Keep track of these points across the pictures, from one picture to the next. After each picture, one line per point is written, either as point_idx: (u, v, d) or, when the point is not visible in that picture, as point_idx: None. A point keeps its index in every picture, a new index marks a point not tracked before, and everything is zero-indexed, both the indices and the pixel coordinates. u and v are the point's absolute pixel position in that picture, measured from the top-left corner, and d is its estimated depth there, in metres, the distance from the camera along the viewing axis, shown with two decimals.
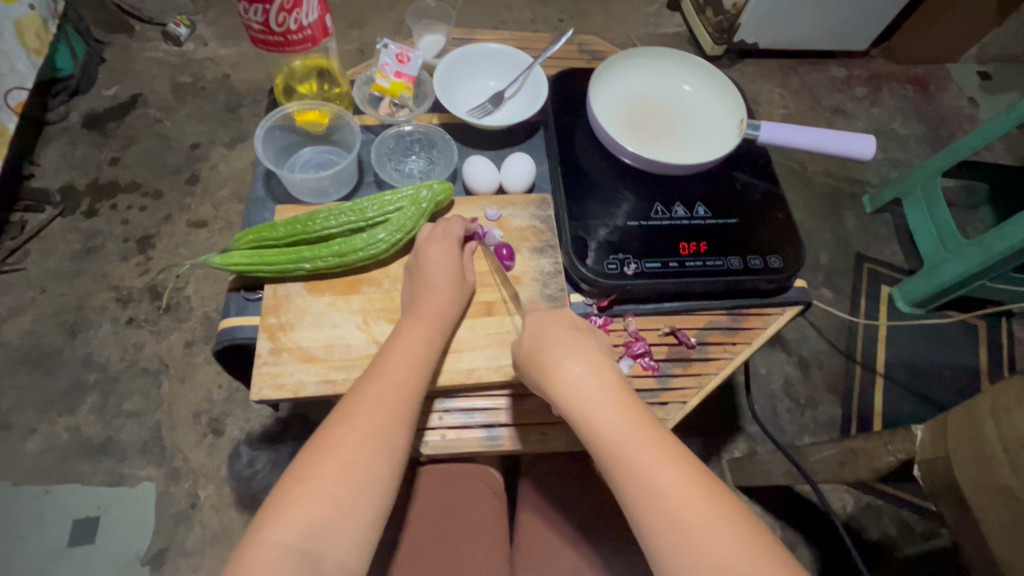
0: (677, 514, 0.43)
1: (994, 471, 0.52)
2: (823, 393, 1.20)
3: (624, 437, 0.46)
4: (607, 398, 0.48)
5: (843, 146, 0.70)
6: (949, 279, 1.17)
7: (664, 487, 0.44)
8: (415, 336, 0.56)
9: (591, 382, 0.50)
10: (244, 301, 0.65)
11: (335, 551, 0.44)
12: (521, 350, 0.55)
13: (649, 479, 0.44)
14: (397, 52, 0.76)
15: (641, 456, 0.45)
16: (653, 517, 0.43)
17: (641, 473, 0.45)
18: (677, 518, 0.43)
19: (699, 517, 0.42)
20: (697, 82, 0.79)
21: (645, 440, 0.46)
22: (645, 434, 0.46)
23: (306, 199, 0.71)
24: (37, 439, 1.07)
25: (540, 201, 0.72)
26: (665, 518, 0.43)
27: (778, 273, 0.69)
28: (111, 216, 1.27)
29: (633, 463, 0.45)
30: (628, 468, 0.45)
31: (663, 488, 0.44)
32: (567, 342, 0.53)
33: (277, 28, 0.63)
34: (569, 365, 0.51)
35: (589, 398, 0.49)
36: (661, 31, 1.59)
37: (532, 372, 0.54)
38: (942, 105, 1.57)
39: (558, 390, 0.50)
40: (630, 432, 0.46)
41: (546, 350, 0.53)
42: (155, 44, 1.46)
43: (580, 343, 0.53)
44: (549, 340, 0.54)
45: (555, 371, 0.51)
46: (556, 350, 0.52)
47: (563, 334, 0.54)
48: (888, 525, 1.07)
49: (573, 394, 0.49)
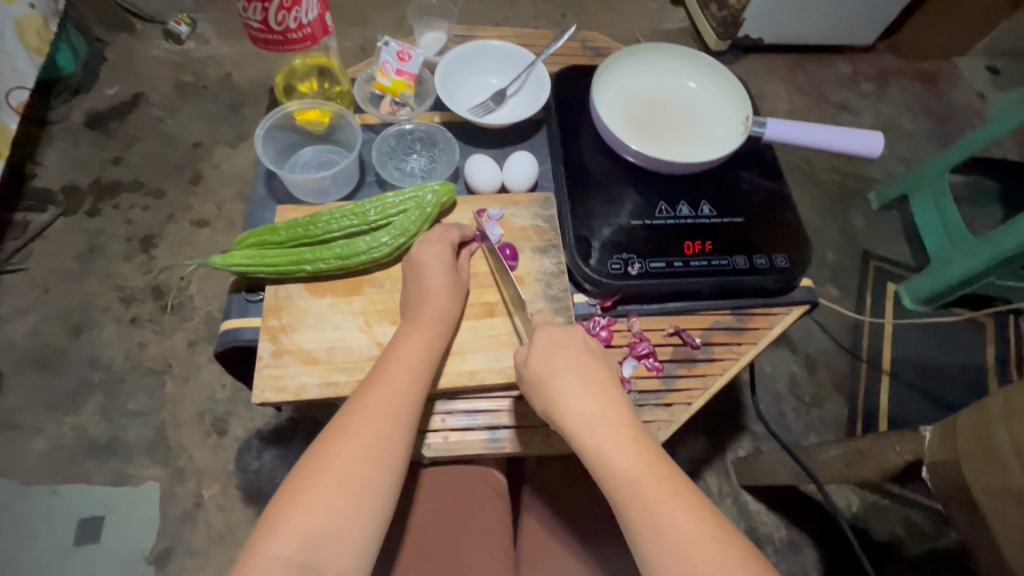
0: (685, 548, 0.44)
1: (1006, 473, 0.51)
2: (830, 391, 1.19)
3: (635, 471, 0.47)
4: (616, 431, 0.49)
5: (850, 144, 0.69)
6: (956, 276, 1.16)
7: (673, 521, 0.45)
8: (423, 352, 0.56)
9: (600, 412, 0.50)
10: (246, 302, 0.65)
11: (334, 565, 0.44)
12: (527, 369, 0.55)
13: (658, 513, 0.45)
14: (398, 50, 0.75)
15: (652, 489, 0.46)
16: (659, 549, 0.44)
17: (650, 506, 0.45)
18: (686, 551, 0.43)
19: (705, 549, 0.43)
20: (702, 80, 0.78)
21: (653, 474, 0.47)
22: (657, 471, 0.47)
23: (307, 199, 0.71)
24: (42, 439, 1.07)
25: (543, 200, 0.71)
26: (674, 550, 0.44)
27: (784, 272, 0.68)
28: (114, 216, 1.27)
29: (644, 498, 0.46)
30: (640, 502, 0.46)
31: (672, 522, 0.44)
32: (579, 368, 0.53)
33: (277, 27, 0.62)
34: (579, 396, 0.51)
35: (599, 431, 0.49)
36: (665, 26, 1.57)
37: (537, 395, 0.54)
38: (950, 100, 1.55)
39: (567, 420, 0.51)
40: (641, 466, 0.47)
41: (557, 375, 0.53)
42: (156, 42, 1.46)
43: (590, 368, 0.54)
44: (559, 363, 0.54)
45: (564, 400, 0.51)
46: (566, 375, 0.53)
47: (573, 357, 0.54)
48: (896, 524, 1.06)
49: (582, 422, 0.50)
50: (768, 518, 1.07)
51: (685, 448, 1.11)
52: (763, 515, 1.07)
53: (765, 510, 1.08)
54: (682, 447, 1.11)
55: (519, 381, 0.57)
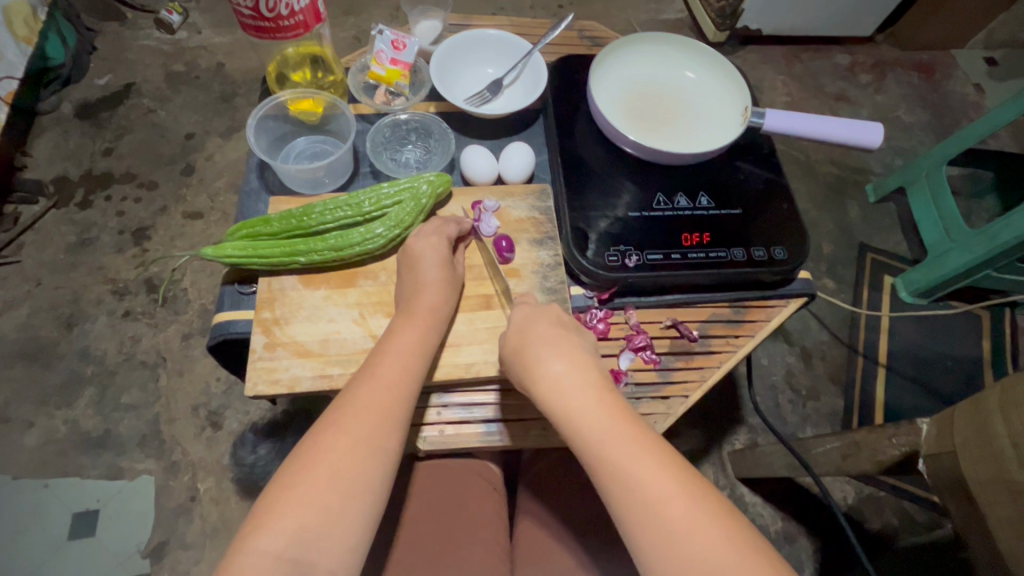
0: (658, 507, 0.43)
1: (1001, 465, 0.51)
2: (825, 383, 1.19)
3: (606, 434, 0.47)
4: (587, 397, 0.49)
5: (851, 136, 0.68)
6: (953, 269, 1.16)
7: (644, 480, 0.44)
8: (414, 337, 0.55)
9: (573, 380, 0.50)
10: (238, 295, 0.64)
11: (326, 558, 0.43)
12: (506, 345, 0.56)
13: (630, 474, 0.44)
14: (393, 39, 0.73)
15: (624, 452, 0.45)
16: (634, 512, 0.43)
17: (622, 468, 0.45)
18: (659, 512, 0.43)
19: (683, 513, 0.43)
20: (701, 70, 0.77)
21: (625, 436, 0.46)
22: (630, 435, 0.46)
23: (301, 189, 0.70)
24: (35, 433, 1.06)
25: (540, 191, 0.70)
26: (647, 510, 0.43)
27: (781, 265, 0.67)
28: (106, 208, 1.25)
29: (615, 463, 0.45)
30: (613, 466, 0.45)
31: (644, 483, 0.44)
32: (552, 342, 0.53)
33: (268, 13, 0.61)
34: (551, 367, 0.51)
35: (571, 399, 0.49)
36: (662, 17, 1.56)
37: (516, 372, 0.54)
38: (947, 92, 1.55)
39: (541, 393, 0.51)
40: (613, 431, 0.47)
41: (531, 352, 0.53)
42: (148, 31, 1.44)
43: (564, 342, 0.54)
44: (534, 339, 0.54)
45: (538, 373, 0.51)
46: (540, 349, 0.53)
47: (548, 332, 0.54)
48: (890, 516, 1.06)
49: (555, 392, 0.50)
50: (764, 510, 1.07)
51: (681, 440, 1.11)
52: (758, 507, 1.08)
53: (761, 502, 1.08)
54: (679, 439, 1.11)
55: (502, 360, 0.57)
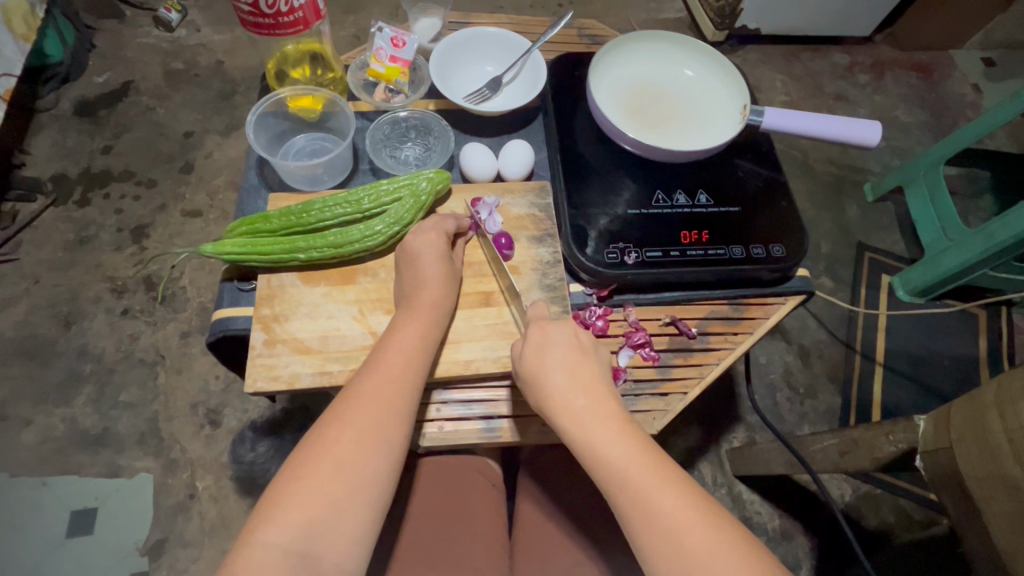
0: (677, 532, 0.44)
1: (998, 461, 0.52)
2: (824, 382, 1.19)
3: (628, 463, 0.48)
4: (606, 423, 0.50)
5: (848, 133, 0.69)
6: (950, 268, 1.17)
7: (666, 507, 0.45)
8: (415, 337, 0.55)
9: (592, 405, 0.51)
10: (237, 291, 0.64)
11: (332, 553, 0.43)
12: (521, 363, 0.56)
13: (651, 503, 0.46)
14: (392, 36, 0.73)
15: (646, 480, 0.47)
16: (654, 537, 0.44)
17: (645, 495, 0.46)
18: (679, 538, 0.44)
19: (700, 536, 0.44)
20: (699, 67, 0.77)
21: (645, 463, 0.47)
22: (647, 460, 0.48)
23: (301, 186, 0.70)
24: (33, 431, 1.06)
25: (539, 189, 0.70)
26: (667, 536, 0.44)
27: (780, 262, 0.68)
28: (104, 206, 1.25)
29: (634, 488, 0.46)
30: (634, 492, 0.46)
31: (666, 509, 0.45)
32: (571, 364, 0.54)
33: (267, 10, 0.61)
34: (572, 391, 0.52)
35: (590, 424, 0.50)
36: (662, 16, 1.56)
37: (531, 392, 0.54)
38: (945, 92, 1.55)
39: (558, 415, 0.52)
40: (635, 458, 0.48)
41: (549, 372, 0.53)
42: (147, 29, 1.44)
43: (580, 362, 0.54)
44: (552, 360, 0.54)
45: (555, 395, 0.52)
46: (559, 371, 0.53)
47: (566, 352, 0.54)
48: (887, 513, 1.07)
49: (571, 417, 0.51)
50: (762, 508, 1.08)
51: (680, 438, 1.11)
52: (756, 505, 1.08)
53: (759, 500, 1.08)
54: (678, 437, 1.11)
55: (515, 377, 0.57)
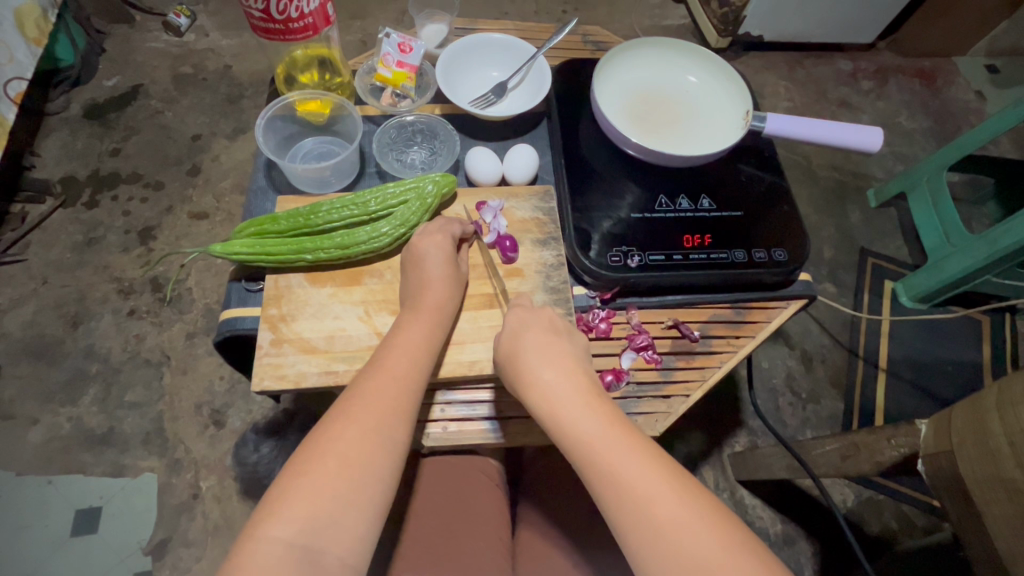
0: (653, 513, 0.44)
1: (999, 464, 0.52)
2: (826, 387, 1.20)
3: (596, 438, 0.48)
4: (577, 403, 0.50)
5: (850, 139, 0.69)
6: (954, 274, 1.17)
7: (631, 479, 0.45)
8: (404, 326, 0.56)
9: (565, 389, 0.51)
10: (245, 292, 0.65)
11: (337, 546, 0.44)
12: (499, 349, 0.57)
13: (621, 480, 0.45)
14: (399, 42, 0.75)
15: (614, 454, 0.47)
16: (625, 514, 0.45)
17: (613, 469, 0.46)
18: (647, 513, 0.44)
19: (669, 509, 0.44)
20: (702, 73, 0.78)
21: (615, 440, 0.48)
22: (615, 432, 0.48)
23: (308, 189, 0.71)
24: (39, 430, 1.07)
25: (543, 193, 0.71)
26: (640, 512, 0.44)
27: (782, 266, 0.68)
28: (112, 207, 1.27)
29: (601, 461, 0.47)
30: (602, 469, 0.46)
31: (634, 483, 0.45)
32: (540, 347, 0.54)
33: (279, 16, 0.62)
34: (541, 373, 0.52)
35: (559, 403, 0.51)
36: (665, 22, 1.57)
37: (507, 374, 0.55)
38: (949, 99, 1.56)
39: (530, 394, 0.52)
40: (602, 432, 0.48)
41: (522, 354, 0.54)
42: (156, 34, 1.46)
43: (557, 350, 0.55)
44: (525, 344, 0.55)
45: (527, 376, 0.53)
46: (530, 355, 0.54)
47: (539, 337, 0.55)
48: (889, 518, 1.07)
49: (541, 396, 0.52)
50: (764, 513, 1.08)
51: (681, 442, 1.11)
52: (758, 510, 1.08)
53: (760, 505, 1.08)
54: (679, 441, 1.12)
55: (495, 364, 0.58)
